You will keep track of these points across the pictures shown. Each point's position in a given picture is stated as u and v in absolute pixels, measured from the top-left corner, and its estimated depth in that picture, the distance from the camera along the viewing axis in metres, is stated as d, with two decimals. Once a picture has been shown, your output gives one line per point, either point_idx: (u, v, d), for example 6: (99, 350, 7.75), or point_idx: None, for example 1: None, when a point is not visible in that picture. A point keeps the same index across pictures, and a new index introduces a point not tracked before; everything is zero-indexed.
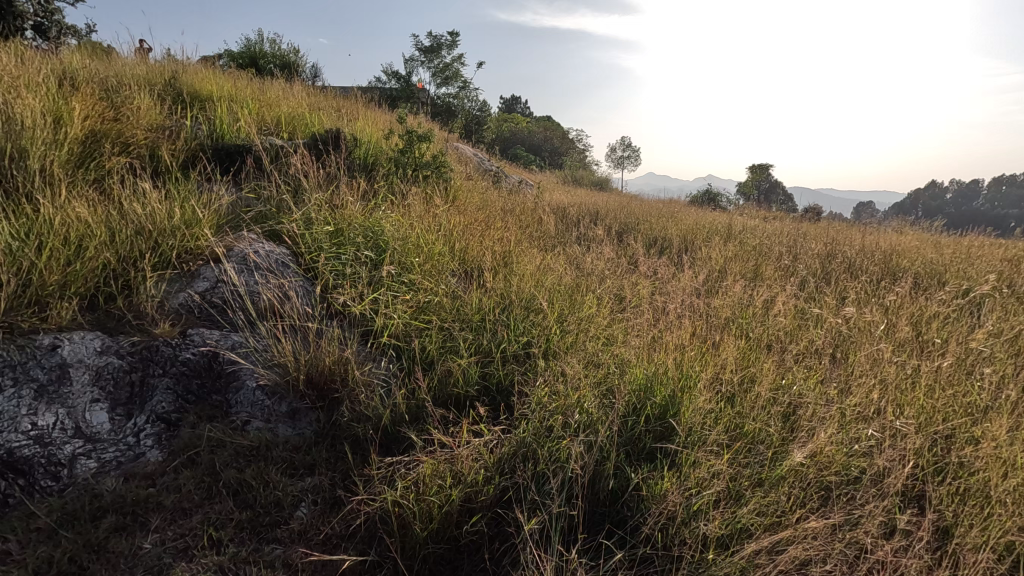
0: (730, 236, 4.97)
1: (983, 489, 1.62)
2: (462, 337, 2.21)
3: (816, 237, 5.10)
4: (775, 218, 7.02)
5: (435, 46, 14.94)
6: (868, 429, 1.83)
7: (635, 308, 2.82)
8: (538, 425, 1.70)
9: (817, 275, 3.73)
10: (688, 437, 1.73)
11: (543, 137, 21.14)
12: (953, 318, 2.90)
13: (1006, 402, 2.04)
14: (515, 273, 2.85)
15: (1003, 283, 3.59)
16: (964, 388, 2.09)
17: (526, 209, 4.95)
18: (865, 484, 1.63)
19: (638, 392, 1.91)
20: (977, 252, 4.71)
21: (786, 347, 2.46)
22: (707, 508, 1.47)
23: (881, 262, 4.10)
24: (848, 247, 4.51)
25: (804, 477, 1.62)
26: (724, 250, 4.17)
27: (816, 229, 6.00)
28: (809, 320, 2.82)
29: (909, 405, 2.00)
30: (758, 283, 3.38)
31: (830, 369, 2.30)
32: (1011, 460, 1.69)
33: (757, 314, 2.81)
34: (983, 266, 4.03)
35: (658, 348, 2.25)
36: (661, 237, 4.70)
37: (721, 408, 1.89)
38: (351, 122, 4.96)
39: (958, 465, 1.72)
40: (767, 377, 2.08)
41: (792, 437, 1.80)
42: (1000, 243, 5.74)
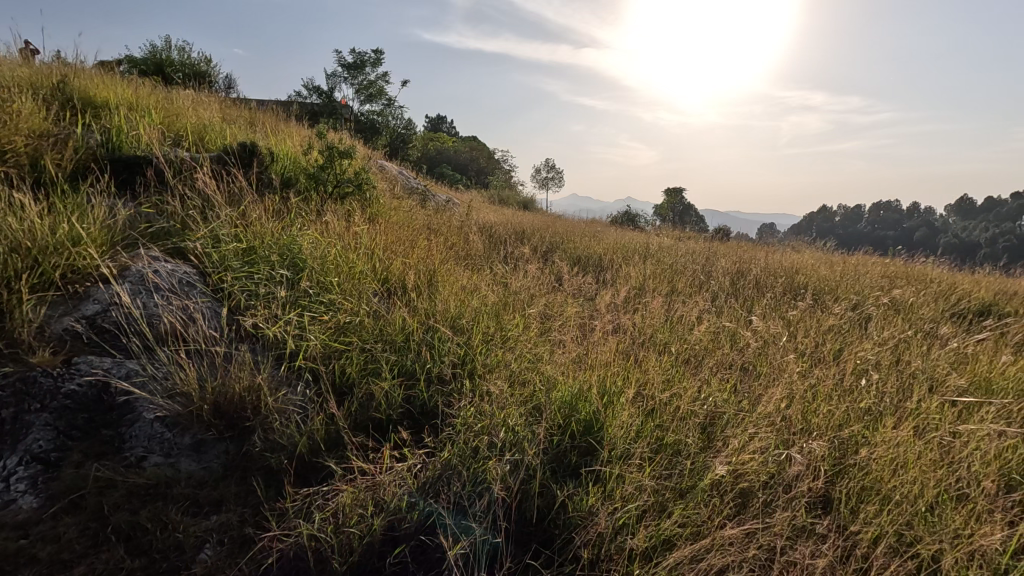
0: (648, 254, 5.21)
1: (876, 487, 1.76)
2: (385, 358, 2.14)
3: (724, 256, 5.46)
4: (689, 237, 7.46)
5: (358, 62, 14.74)
6: (776, 435, 1.95)
7: (561, 324, 2.87)
8: (463, 447, 1.68)
9: (727, 291, 3.98)
10: (612, 452, 1.77)
11: (470, 157, 21.29)
12: (844, 329, 3.19)
13: (890, 405, 2.25)
14: (440, 293, 2.83)
15: (886, 297, 4.00)
16: (855, 395, 2.29)
17: (452, 228, 4.94)
18: (775, 488, 1.72)
19: (564, 410, 1.93)
20: (863, 270, 5.23)
21: (700, 361, 2.60)
22: (631, 522, 1.51)
23: (782, 278, 4.44)
24: (754, 265, 4.86)
25: (721, 486, 1.69)
26: (642, 268, 4.36)
27: (726, 248, 6.43)
28: (721, 333, 3.00)
29: (809, 411, 2.16)
30: (675, 300, 3.56)
31: (740, 379, 2.44)
32: (898, 459, 1.85)
33: (674, 329, 2.95)
34: (868, 282, 4.48)
35: (582, 365, 2.29)
36: (584, 256, 4.84)
37: (642, 422, 1.95)
38: (268, 135, 4.77)
39: (855, 466, 1.86)
40: (684, 390, 2.17)
41: (708, 447, 1.88)
42: (883, 260, 6.40)
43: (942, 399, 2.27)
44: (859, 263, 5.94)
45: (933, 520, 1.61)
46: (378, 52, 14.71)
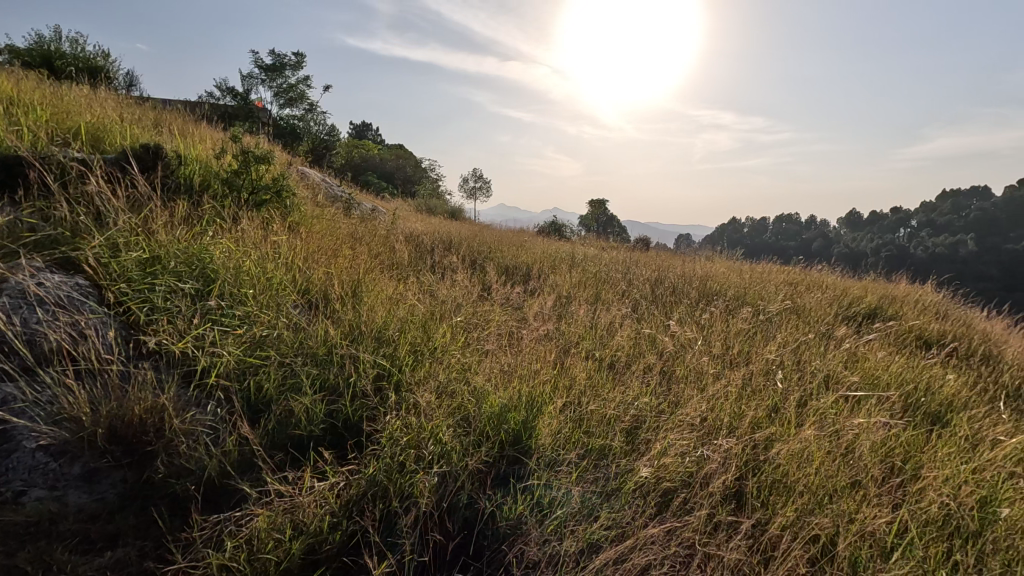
0: (574, 263, 5.34)
1: (783, 479, 1.89)
2: (306, 372, 2.05)
3: (645, 264, 5.70)
4: (612, 247, 7.73)
5: (277, 64, 14.15)
6: (694, 434, 2.04)
7: (490, 332, 2.88)
8: (390, 461, 1.63)
9: (648, 298, 4.16)
10: (540, 460, 1.79)
11: (398, 164, 20.95)
12: (753, 332, 3.42)
13: (794, 402, 2.43)
14: (365, 304, 2.75)
15: (789, 302, 4.33)
16: (763, 395, 2.46)
17: (378, 237, 4.84)
18: (693, 486, 1.80)
19: (492, 420, 1.93)
20: (769, 277, 5.65)
21: (623, 366, 2.69)
22: (559, 528, 1.53)
23: (698, 286, 4.70)
24: (673, 273, 5.11)
25: (645, 487, 1.75)
26: (569, 277, 4.46)
27: (647, 257, 6.73)
28: (643, 338, 3.12)
29: (724, 410, 2.28)
30: (599, 307, 3.67)
31: (661, 382, 2.55)
32: (802, 451, 2.00)
33: (599, 336, 3.03)
34: (772, 289, 4.84)
35: (511, 374, 2.31)
36: (512, 265, 4.88)
37: (570, 428, 1.99)
38: (175, 137, 4.46)
39: (765, 461, 1.99)
40: (609, 395, 2.24)
41: (632, 450, 1.94)
42: (786, 268, 6.93)
43: (837, 395, 2.49)
44: (765, 271, 6.40)
45: (832, 507, 1.75)
46: (299, 55, 14.21)
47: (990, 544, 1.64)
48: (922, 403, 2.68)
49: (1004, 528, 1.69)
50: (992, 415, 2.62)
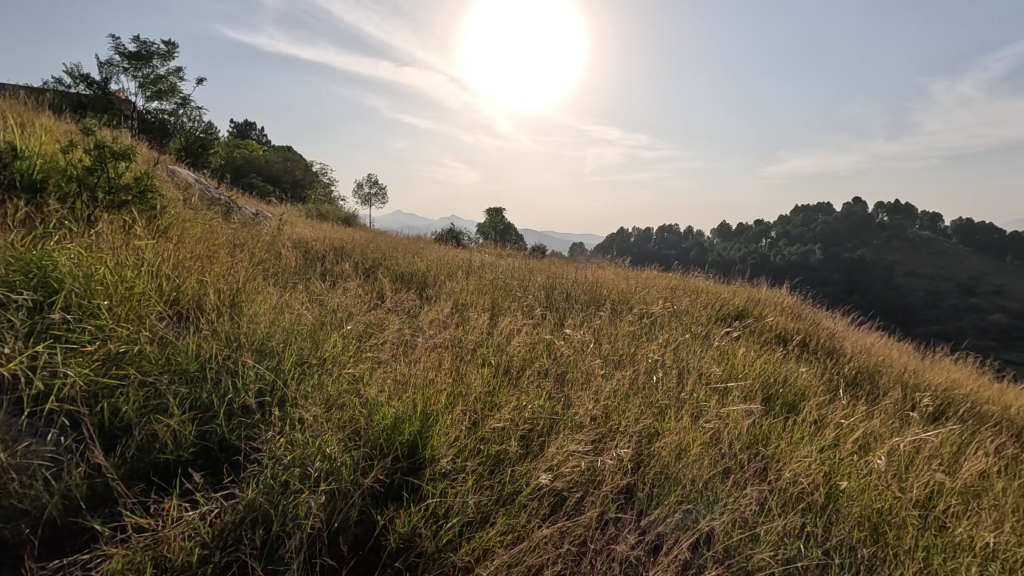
0: (471, 271, 5.36)
1: (665, 470, 2.03)
2: (173, 391, 1.84)
3: (540, 271, 5.87)
4: (509, 255, 7.86)
5: (143, 53, 12.80)
6: (584, 433, 2.12)
7: (384, 341, 2.79)
8: (272, 482, 1.52)
9: (542, 303, 4.27)
10: (435, 469, 1.77)
11: (286, 167, 19.80)
12: (639, 335, 3.64)
13: (675, 398, 2.61)
14: (245, 314, 2.55)
15: (669, 305, 4.66)
16: (648, 392, 2.62)
17: (261, 243, 4.52)
18: (585, 484, 1.87)
19: (385, 431, 1.87)
20: (652, 283, 6.06)
21: (519, 371, 2.73)
22: (454, 538, 1.52)
23: (589, 291, 4.91)
24: (565, 280, 5.30)
25: (539, 489, 1.79)
26: (466, 284, 4.47)
27: (542, 264, 6.93)
28: (538, 342, 3.20)
29: (613, 409, 2.40)
30: (495, 313, 3.71)
31: (555, 386, 2.62)
32: (681, 444, 2.16)
33: (495, 341, 3.06)
34: (655, 294, 5.19)
35: (406, 383, 2.26)
36: (408, 272, 4.79)
37: (466, 435, 1.97)
38: (9, 126, 3.85)
39: (650, 455, 2.11)
40: (505, 400, 2.26)
41: (527, 454, 1.98)
42: (667, 274, 7.47)
43: (711, 391, 2.71)
44: (649, 276, 6.86)
45: (708, 493, 1.90)
46: (171, 44, 12.97)
47: (833, 514, 1.87)
48: (781, 393, 3.00)
49: (845, 499, 1.94)
50: (834, 402, 3.00)
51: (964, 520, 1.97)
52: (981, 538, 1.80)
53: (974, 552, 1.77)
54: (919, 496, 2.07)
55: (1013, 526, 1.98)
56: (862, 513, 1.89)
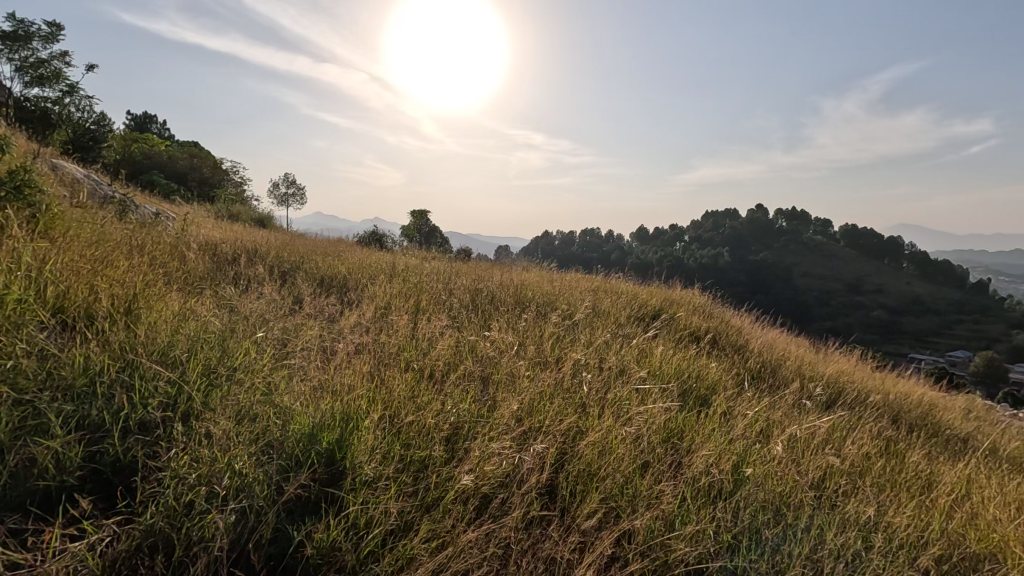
0: (394, 274, 5.25)
1: (588, 467, 2.08)
2: (56, 409, 1.65)
3: (465, 274, 5.86)
4: (434, 257, 7.78)
5: (20, 33, 11.50)
6: (509, 435, 2.13)
7: (302, 348, 2.67)
8: (174, 503, 1.40)
9: (468, 306, 4.26)
10: (357, 478, 1.71)
11: (192, 164, 18.48)
12: (563, 335, 3.72)
13: (597, 397, 2.68)
14: (143, 322, 2.34)
15: (591, 306, 4.80)
16: (571, 393, 2.68)
17: (163, 245, 4.18)
18: (510, 486, 1.88)
19: (302, 443, 1.79)
20: (575, 285, 6.22)
21: (445, 374, 2.70)
22: (376, 549, 1.48)
23: (514, 294, 4.95)
24: (490, 282, 5.31)
25: (464, 493, 1.77)
26: (389, 288, 4.37)
27: (467, 267, 6.91)
28: (463, 345, 3.18)
29: (538, 409, 2.43)
30: (420, 317, 3.65)
31: (481, 388, 2.62)
32: (602, 441, 2.22)
33: (420, 345, 3.00)
34: (578, 295, 5.32)
35: (324, 391, 2.17)
36: (327, 276, 4.62)
37: (388, 442, 1.92)
38: None
39: (573, 453, 2.16)
40: (429, 404, 2.23)
41: (451, 458, 1.95)
42: (589, 276, 7.69)
43: (630, 388, 2.82)
44: (572, 279, 7.03)
45: (628, 488, 1.97)
46: (55, 26, 11.75)
47: (741, 500, 2.00)
48: (694, 388, 3.17)
49: (751, 485, 2.08)
50: (741, 395, 3.21)
51: (851, 497, 2.17)
52: (866, 513, 1.99)
53: (860, 526, 1.95)
54: (814, 478, 2.26)
55: (891, 499, 2.21)
56: (766, 497, 2.04)
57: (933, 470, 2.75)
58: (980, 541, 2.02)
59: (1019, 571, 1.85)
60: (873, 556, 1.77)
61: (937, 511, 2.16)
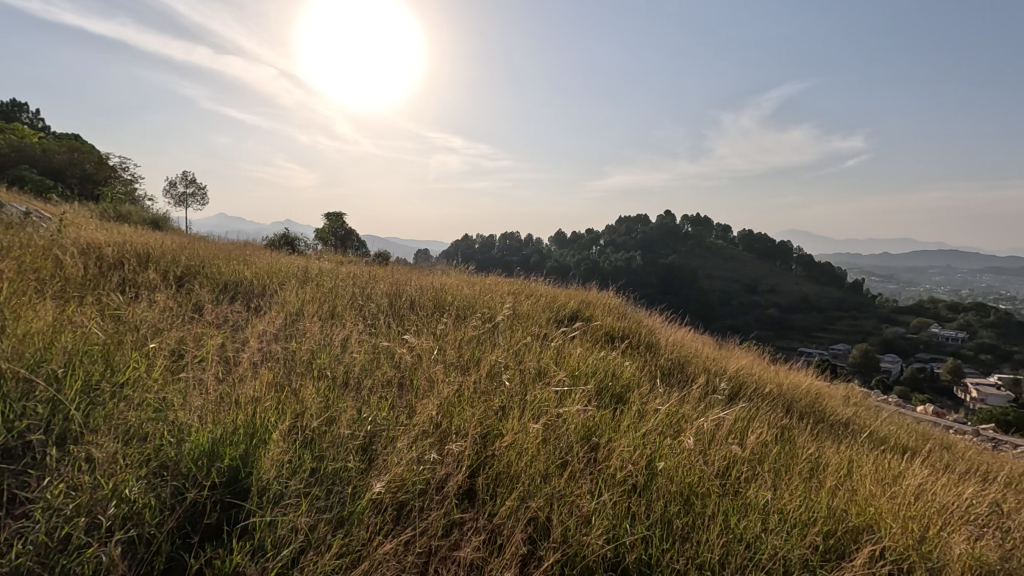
0: (307, 279, 5.01)
1: (508, 470, 2.08)
2: None
3: (382, 278, 5.70)
4: (350, 261, 7.52)
5: None
6: (428, 442, 2.09)
7: (202, 359, 2.47)
8: (46, 538, 1.24)
9: (385, 311, 4.15)
10: (264, 496, 1.60)
11: (72, 158, 16.66)
12: (483, 339, 3.71)
13: (516, 399, 2.70)
14: (8, 335, 2.07)
15: (511, 309, 4.84)
16: (491, 395, 2.68)
17: (34, 249, 3.73)
18: (429, 493, 1.84)
19: (201, 461, 1.65)
20: (495, 288, 6.25)
21: (361, 382, 2.61)
22: (285, 569, 1.39)
23: (433, 298, 4.89)
24: (409, 287, 5.22)
25: (380, 504, 1.71)
26: (300, 293, 4.16)
27: (385, 271, 6.74)
28: (380, 351, 3.09)
29: (458, 414, 2.40)
30: (334, 323, 3.51)
31: (399, 395, 2.55)
32: (522, 443, 2.24)
33: (334, 352, 2.88)
34: (498, 298, 5.35)
35: (228, 404, 2.02)
36: (232, 281, 4.32)
37: (299, 455, 1.82)
38: None
39: (493, 457, 2.15)
40: (344, 413, 2.14)
41: (368, 467, 1.88)
42: (509, 280, 7.76)
43: (549, 389, 2.87)
44: (492, 282, 7.06)
45: (547, 487, 1.99)
46: None
47: (654, 492, 2.09)
48: (610, 387, 3.28)
49: (662, 478, 2.17)
50: (653, 391, 3.36)
51: (751, 483, 2.33)
52: (763, 497, 2.15)
53: (759, 509, 2.10)
54: (719, 467, 2.41)
55: (785, 483, 2.40)
56: (677, 488, 2.14)
57: (820, 454, 3.02)
58: (859, 515, 2.24)
59: (891, 540, 2.07)
60: (770, 537, 1.91)
61: (823, 490, 2.37)
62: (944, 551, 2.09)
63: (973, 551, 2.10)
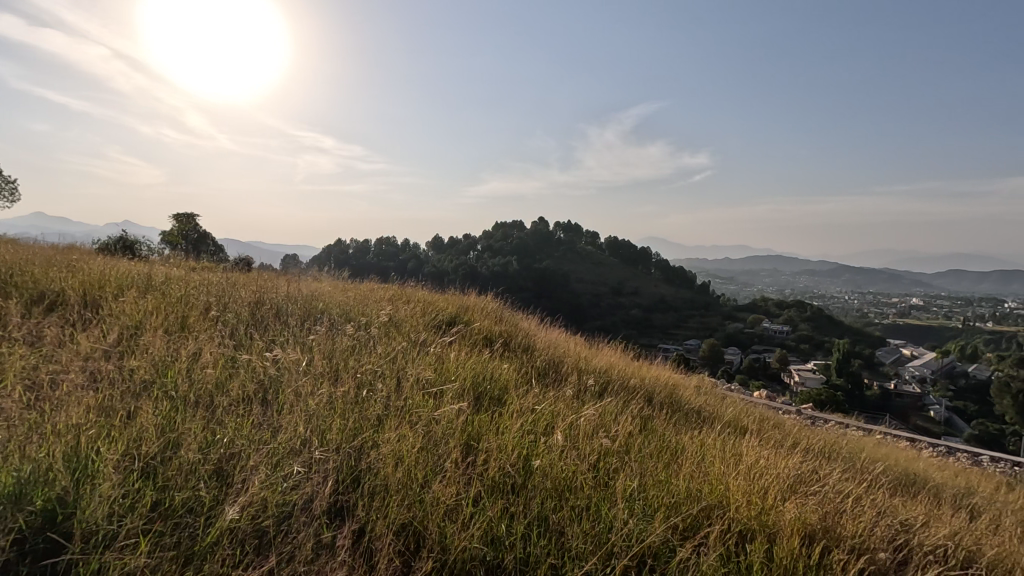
0: (150, 287, 4.44)
1: (383, 482, 2.01)
2: None
3: (243, 285, 5.24)
4: (204, 267, 6.81)
5: None
6: (294, 459, 1.94)
7: (6, 386, 2.07)
8: None
9: (245, 321, 3.81)
10: (90, 540, 1.38)
11: None
12: (357, 347, 3.56)
13: (392, 408, 2.62)
14: None
15: (386, 315, 4.70)
16: (365, 405, 2.57)
17: None
18: (296, 515, 1.71)
19: (3, 507, 1.38)
20: (370, 294, 6.04)
21: (216, 399, 2.36)
22: None
23: (301, 305, 4.59)
24: (274, 294, 4.84)
25: (238, 533, 1.56)
26: (140, 304, 3.67)
27: (246, 277, 6.20)
28: (239, 365, 2.82)
29: (328, 428, 2.26)
30: (183, 336, 3.14)
31: (262, 411, 2.35)
32: (398, 453, 2.17)
33: (182, 369, 2.57)
34: (373, 305, 5.17)
35: (41, 436, 1.71)
36: (51, 292, 3.69)
37: (136, 489, 1.60)
38: None
39: (367, 470, 2.06)
40: (194, 436, 1.92)
41: (223, 493, 1.71)
42: (385, 286, 7.55)
43: (426, 396, 2.82)
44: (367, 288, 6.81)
45: (424, 495, 1.95)
46: None
47: (530, 491, 2.14)
48: (487, 390, 3.31)
49: (538, 476, 2.24)
50: (529, 392, 3.45)
51: (620, 473, 2.48)
52: (630, 485, 2.30)
53: (627, 496, 2.25)
54: (590, 460, 2.53)
55: (648, 470, 2.59)
56: (551, 484, 2.22)
57: (677, 440, 3.31)
58: (711, 493, 2.48)
59: (736, 514, 2.33)
60: (637, 523, 2.04)
61: (681, 474, 2.59)
62: (778, 517, 2.39)
63: (801, 515, 2.43)
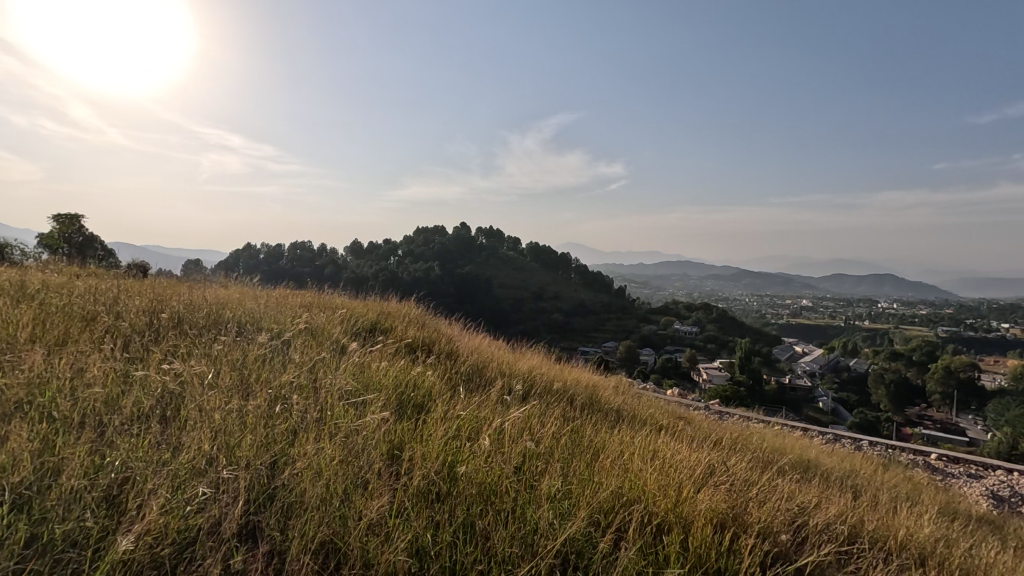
0: (25, 296, 3.96)
1: (299, 498, 1.91)
2: None
3: (138, 293, 4.80)
4: (91, 273, 6.18)
5: None
6: (199, 480, 1.80)
7: None
8: None
9: (141, 332, 3.48)
10: None
11: None
12: (270, 358, 3.36)
13: (308, 420, 2.49)
14: None
15: (302, 323, 4.48)
16: (278, 419, 2.43)
17: None
18: (201, 541, 1.59)
19: None
20: (284, 301, 5.74)
21: (105, 419, 2.14)
22: None
23: (207, 314, 4.28)
24: (174, 302, 4.48)
25: (133, 566, 1.42)
26: (12, 315, 3.26)
27: (142, 284, 5.69)
28: (134, 381, 2.58)
29: (237, 444, 2.12)
30: (65, 350, 2.82)
31: (160, 430, 2.15)
32: (315, 466, 2.07)
33: (64, 387, 2.31)
34: (287, 312, 4.91)
35: None
36: None
37: (6, 525, 1.41)
38: None
39: (282, 487, 1.95)
40: (78, 461, 1.72)
41: (115, 523, 1.55)
42: (300, 292, 7.20)
43: (346, 407, 2.71)
44: (281, 295, 6.47)
45: (344, 510, 1.87)
46: None
47: (455, 498, 2.12)
48: (411, 398, 3.24)
49: (463, 482, 2.22)
50: (453, 398, 3.42)
51: (544, 475, 2.52)
52: (554, 486, 2.34)
53: (552, 498, 2.28)
54: (516, 464, 2.54)
55: (572, 471, 2.65)
56: (476, 490, 2.21)
57: (599, 440, 3.41)
58: (631, 489, 2.58)
59: (655, 508, 2.43)
60: (562, 523, 2.08)
61: (603, 473, 2.67)
62: (692, 507, 2.53)
63: (713, 504, 2.58)
